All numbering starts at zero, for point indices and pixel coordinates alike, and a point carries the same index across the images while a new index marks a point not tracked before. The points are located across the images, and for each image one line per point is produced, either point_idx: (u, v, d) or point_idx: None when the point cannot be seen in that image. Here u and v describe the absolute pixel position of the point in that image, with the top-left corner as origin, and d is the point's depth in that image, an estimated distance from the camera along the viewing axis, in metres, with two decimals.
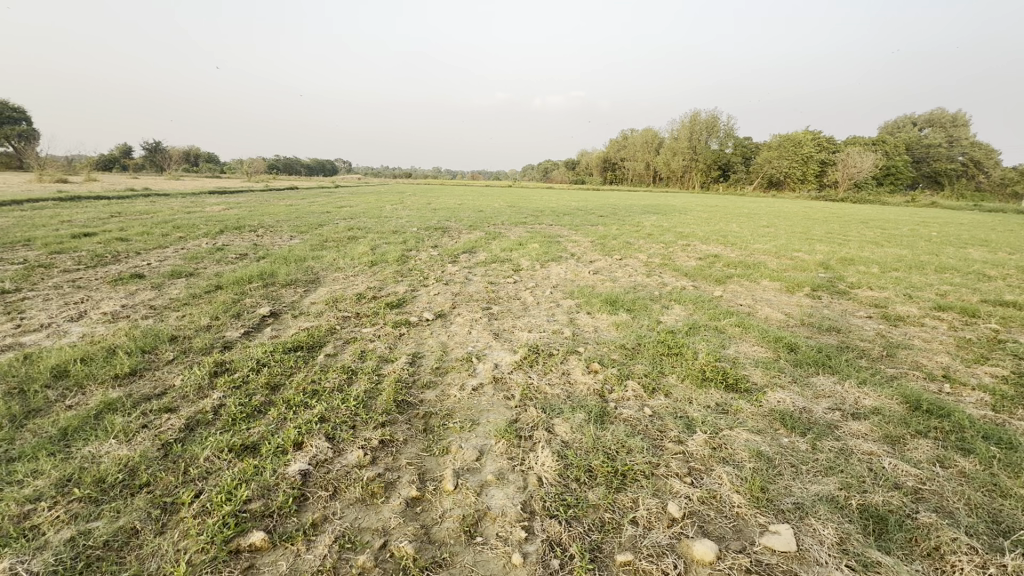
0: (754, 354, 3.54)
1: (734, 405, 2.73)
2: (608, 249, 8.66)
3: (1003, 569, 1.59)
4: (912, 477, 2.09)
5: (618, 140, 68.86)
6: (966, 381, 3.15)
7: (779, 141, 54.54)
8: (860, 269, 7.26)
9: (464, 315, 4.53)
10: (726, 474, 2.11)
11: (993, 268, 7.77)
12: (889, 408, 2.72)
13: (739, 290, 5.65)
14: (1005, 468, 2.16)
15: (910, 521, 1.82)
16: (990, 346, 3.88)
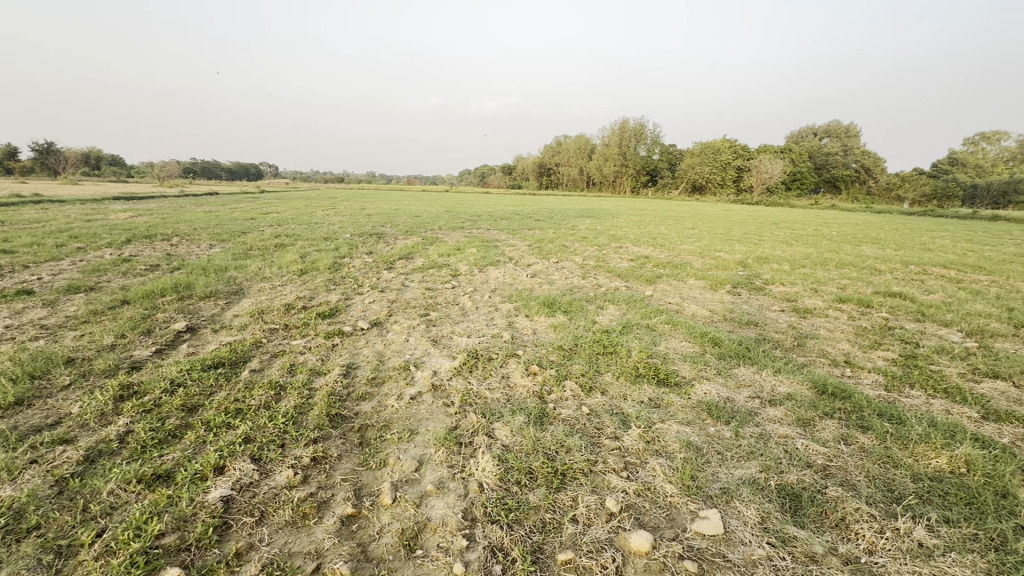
0: (682, 350, 3.74)
1: (666, 399, 2.87)
2: (545, 252, 8.83)
3: (896, 532, 1.78)
4: (822, 455, 2.29)
5: (553, 145, 70.54)
6: (863, 365, 3.51)
7: (701, 149, 58.25)
8: (773, 266, 7.89)
9: (401, 323, 4.43)
10: (660, 465, 2.21)
11: (883, 263, 8.73)
12: (800, 393, 2.97)
13: (667, 289, 5.95)
14: (897, 441, 2.42)
15: (820, 496, 1.99)
16: (882, 332, 4.34)
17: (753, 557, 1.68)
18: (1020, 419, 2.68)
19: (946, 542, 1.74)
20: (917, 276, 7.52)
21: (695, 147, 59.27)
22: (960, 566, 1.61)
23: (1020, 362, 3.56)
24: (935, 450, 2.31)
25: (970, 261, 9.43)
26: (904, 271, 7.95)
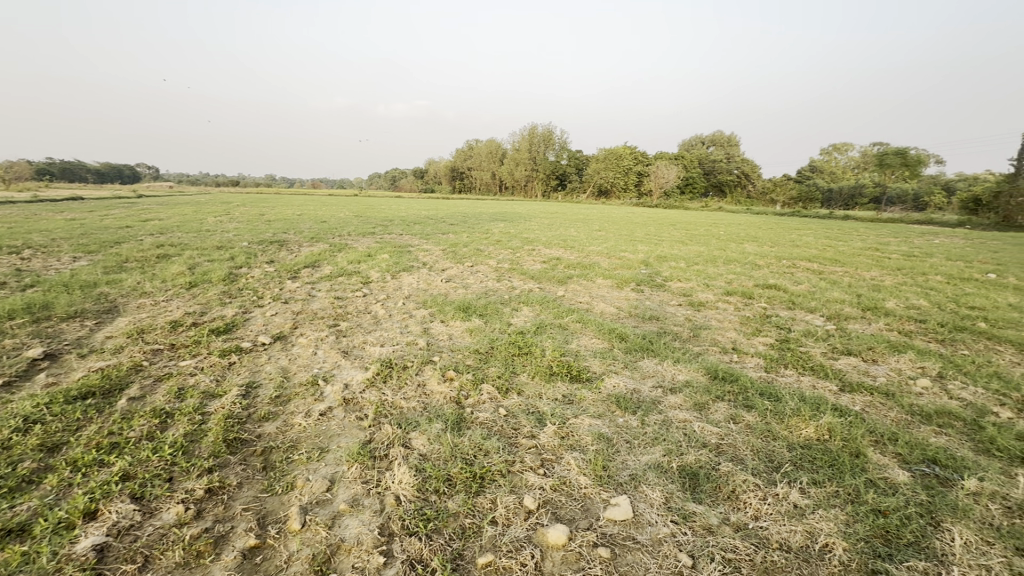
0: (592, 346, 3.92)
1: (578, 395, 2.99)
2: (460, 256, 8.81)
3: (776, 497, 2.01)
4: (715, 435, 2.52)
5: (465, 149, 70.59)
6: (747, 350, 3.93)
7: (605, 155, 61.60)
8: (672, 264, 8.55)
9: (308, 335, 4.18)
10: (574, 459, 2.29)
11: (761, 259, 9.84)
12: (696, 380, 3.25)
13: (578, 289, 6.20)
14: (775, 416, 2.74)
15: (715, 472, 2.19)
16: (762, 320, 4.88)
17: (659, 536, 1.81)
18: (868, 389, 3.16)
19: (815, 501, 1.99)
20: (788, 269, 8.57)
21: (600, 152, 62.53)
22: (825, 520, 1.86)
23: (867, 340, 4.19)
24: (804, 421, 2.64)
25: (828, 255, 10.94)
26: (778, 265, 9.01)
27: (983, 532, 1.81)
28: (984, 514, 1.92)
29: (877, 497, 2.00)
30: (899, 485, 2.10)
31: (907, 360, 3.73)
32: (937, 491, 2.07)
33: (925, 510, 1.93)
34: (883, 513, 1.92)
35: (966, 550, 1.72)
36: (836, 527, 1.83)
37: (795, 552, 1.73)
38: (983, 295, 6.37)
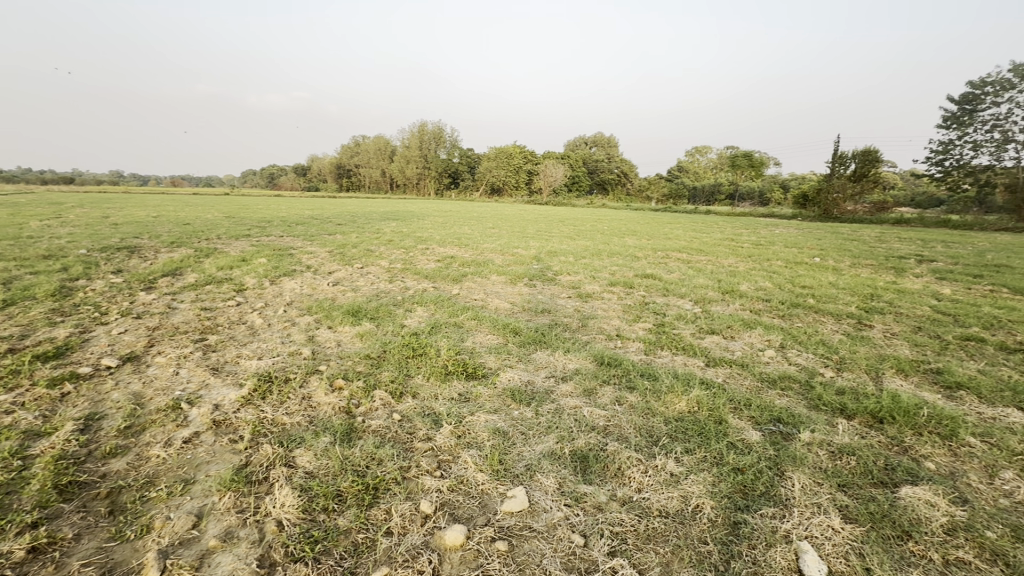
0: (488, 342, 3.96)
1: (475, 392, 3.00)
2: (348, 258, 8.36)
3: (656, 468, 2.20)
4: (603, 418, 2.68)
5: (351, 145, 67.16)
6: (629, 336, 4.25)
7: (496, 154, 62.67)
8: (561, 259, 8.95)
9: (168, 353, 3.67)
10: (471, 456, 2.29)
11: (639, 251, 10.73)
12: (585, 367, 3.44)
13: (473, 287, 6.23)
14: (654, 394, 3.00)
15: (603, 453, 2.33)
16: (642, 308, 5.31)
17: (553, 520, 1.88)
18: (728, 362, 3.59)
19: (688, 468, 2.21)
20: (662, 259, 9.44)
21: (491, 151, 63.47)
22: (696, 484, 2.07)
23: (726, 319, 4.76)
24: (678, 396, 2.92)
25: (694, 245, 12.26)
26: (654, 256, 9.87)
27: (815, 475, 2.15)
28: (815, 459, 2.28)
29: (736, 457, 2.28)
30: (753, 444, 2.41)
31: (757, 335, 4.31)
32: (781, 445, 2.41)
33: (772, 463, 2.25)
34: (742, 470, 2.19)
35: (803, 493, 2.03)
36: (705, 489, 2.04)
37: (672, 516, 1.90)
38: (811, 276, 7.59)
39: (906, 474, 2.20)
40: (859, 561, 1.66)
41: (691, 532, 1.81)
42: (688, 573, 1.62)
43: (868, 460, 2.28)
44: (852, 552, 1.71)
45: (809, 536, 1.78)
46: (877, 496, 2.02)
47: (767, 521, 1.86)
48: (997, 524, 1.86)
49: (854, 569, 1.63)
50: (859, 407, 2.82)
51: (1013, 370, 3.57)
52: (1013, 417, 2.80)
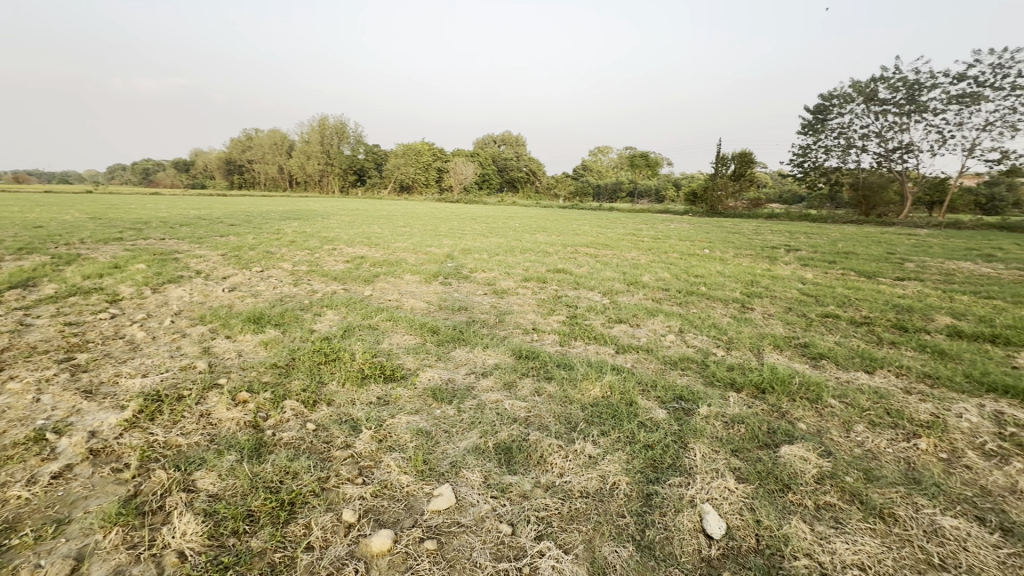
0: (405, 343, 3.88)
1: (394, 394, 2.93)
2: (245, 261, 7.70)
3: (576, 452, 2.31)
4: (524, 409, 2.75)
5: (242, 138, 61.71)
6: (545, 329, 4.39)
7: (404, 150, 61.13)
8: (475, 256, 8.98)
9: (23, 377, 3.12)
10: (394, 460, 2.24)
11: (549, 246, 11.09)
12: (504, 362, 3.50)
13: (387, 287, 6.04)
14: (571, 382, 3.13)
15: (525, 443, 2.40)
16: (556, 301, 5.51)
17: (481, 513, 1.90)
18: (635, 348, 3.85)
19: (605, 449, 2.35)
20: (571, 254, 9.84)
21: (398, 148, 61.80)
22: (613, 463, 2.21)
23: (632, 309, 5.10)
24: (593, 383, 3.08)
25: (599, 240, 12.96)
26: (564, 251, 10.26)
27: (713, 444, 2.39)
28: (712, 430, 2.53)
29: (646, 435, 2.46)
30: (661, 422, 2.62)
31: (659, 322, 4.67)
32: (684, 420, 2.64)
33: (678, 437, 2.46)
34: (652, 446, 2.37)
35: (704, 461, 2.25)
36: (621, 467, 2.19)
37: (593, 495, 2.01)
38: (702, 266, 8.36)
39: (784, 435, 2.52)
40: (751, 515, 1.88)
41: (610, 508, 1.93)
42: (609, 547, 1.73)
43: (755, 426, 2.58)
44: (746, 508, 1.93)
45: (710, 498, 1.98)
46: (763, 457, 2.29)
47: (676, 489, 2.03)
48: (853, 470, 2.20)
49: (747, 523, 1.85)
50: (746, 380, 3.17)
51: (860, 340, 4.23)
52: (861, 379, 3.33)
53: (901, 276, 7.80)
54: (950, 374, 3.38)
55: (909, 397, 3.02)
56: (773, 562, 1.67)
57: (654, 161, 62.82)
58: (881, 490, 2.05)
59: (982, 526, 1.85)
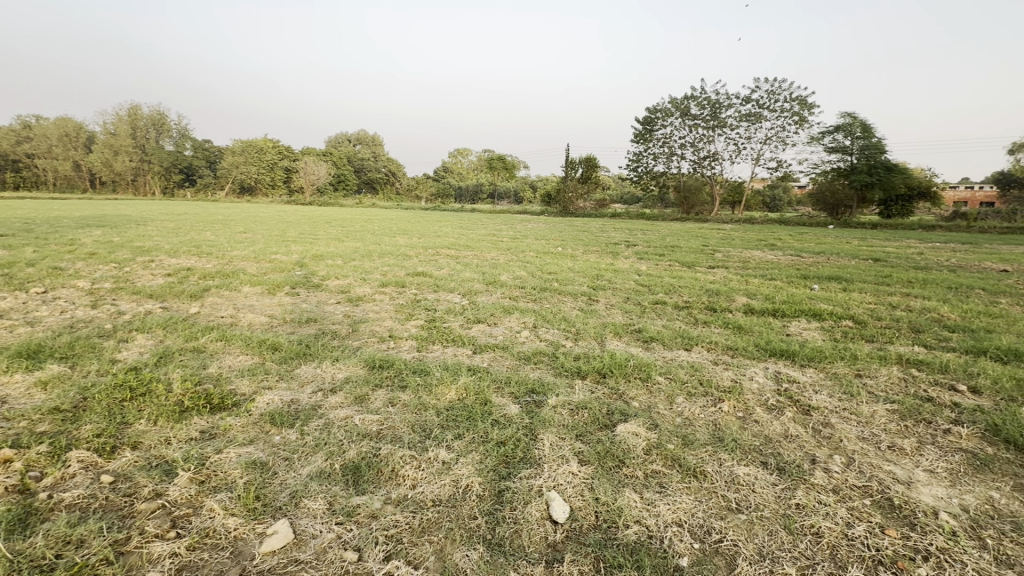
0: (239, 364, 3.45)
1: (222, 425, 2.57)
2: (18, 280, 6.13)
3: (429, 460, 2.27)
4: (376, 422, 2.63)
5: (13, 126, 49.21)
6: (403, 335, 4.27)
7: (243, 147, 54.78)
8: (328, 263, 8.39)
9: None
10: (219, 502, 1.96)
11: (409, 249, 10.86)
12: (356, 374, 3.31)
13: (219, 302, 5.32)
14: (427, 388, 3.08)
15: (375, 459, 2.29)
16: (414, 306, 5.40)
17: (324, 543, 1.76)
18: (492, 347, 3.94)
19: (458, 452, 2.35)
20: (431, 256, 9.78)
21: (236, 144, 55.17)
22: (466, 466, 2.22)
23: (489, 308, 5.22)
24: (449, 386, 3.08)
25: (460, 241, 13.10)
26: (425, 254, 10.13)
27: (560, 432, 2.56)
28: (559, 419, 2.70)
29: (499, 432, 2.53)
30: (514, 417, 2.72)
31: (515, 319, 4.86)
32: (535, 412, 2.78)
33: (528, 430, 2.57)
34: (504, 442, 2.45)
35: (551, 450, 2.38)
36: (474, 468, 2.21)
37: (446, 502, 2.00)
38: (555, 263, 8.95)
39: (620, 414, 2.79)
40: (591, 494, 2.05)
41: (462, 513, 1.94)
42: (460, 552, 1.73)
43: (596, 410, 2.82)
44: (587, 488, 2.09)
45: (556, 485, 2.11)
46: (603, 438, 2.51)
47: (525, 482, 2.12)
48: (673, 437, 2.53)
49: (587, 502, 2.00)
50: (590, 368, 3.46)
51: (681, 322, 4.90)
52: (682, 356, 3.86)
53: (712, 265, 9.25)
54: (745, 345, 4.10)
55: (717, 368, 3.58)
56: (609, 534, 1.84)
57: (512, 163, 65.66)
58: (694, 452, 2.39)
59: (764, 469, 2.27)
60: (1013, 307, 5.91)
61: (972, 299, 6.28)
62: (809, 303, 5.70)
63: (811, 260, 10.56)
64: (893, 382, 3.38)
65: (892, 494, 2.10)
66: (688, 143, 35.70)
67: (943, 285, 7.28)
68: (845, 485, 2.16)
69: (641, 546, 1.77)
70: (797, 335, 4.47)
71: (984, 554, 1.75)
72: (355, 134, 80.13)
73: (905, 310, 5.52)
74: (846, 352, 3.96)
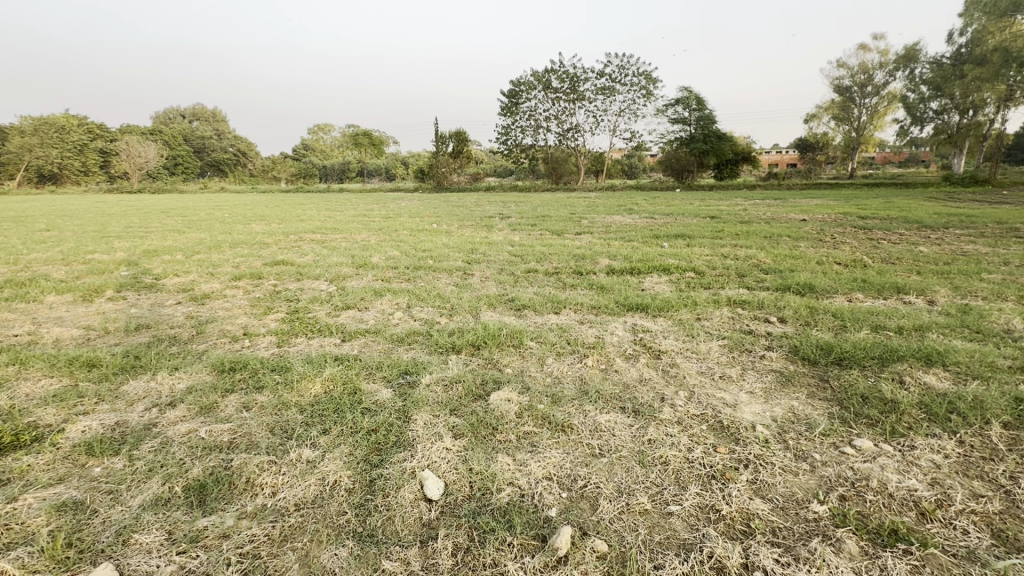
0: (42, 390, 2.84)
1: (17, 467, 2.10)
2: None
3: (291, 463, 2.11)
4: (226, 432, 2.36)
5: None
6: (260, 331, 3.87)
7: (36, 126, 44.51)
8: (164, 258, 7.26)
9: None
10: (14, 561, 1.61)
11: (268, 237, 9.86)
12: (201, 382, 2.92)
13: (12, 319, 4.31)
14: (287, 386, 2.84)
15: (226, 473, 2.06)
16: (274, 298, 4.92)
17: None
18: (363, 333, 3.77)
19: (324, 449, 2.21)
20: (294, 243, 8.99)
21: (25, 123, 44.68)
22: (333, 461, 2.11)
23: (359, 293, 4.95)
24: (314, 380, 2.88)
25: (328, 224, 12.26)
26: (286, 240, 9.28)
27: (434, 411, 2.54)
28: (433, 397, 2.69)
29: (369, 420, 2.44)
30: (387, 402, 2.63)
31: (387, 301, 4.69)
32: (408, 394, 2.73)
33: (401, 414, 2.51)
34: (375, 430, 2.36)
35: (425, 429, 2.36)
36: (342, 462, 2.10)
37: (311, 503, 1.88)
38: (430, 240, 8.79)
39: (494, 383, 2.87)
40: (465, 466, 2.07)
41: (329, 511, 1.84)
42: (327, 552, 1.65)
43: (470, 382, 2.86)
44: (461, 460, 2.12)
45: (430, 463, 2.10)
46: (476, 408, 2.56)
47: (398, 466, 2.08)
48: (544, 397, 2.67)
49: (461, 475, 2.03)
50: (464, 341, 3.48)
51: (551, 288, 5.14)
52: (551, 319, 4.07)
53: (578, 232, 9.84)
54: (607, 303, 4.45)
55: (583, 327, 3.84)
56: (483, 501, 1.88)
57: (380, 138, 62.50)
58: (562, 408, 2.55)
59: (623, 413, 2.50)
60: (809, 249, 7.23)
61: (782, 245, 7.54)
62: (659, 259, 6.36)
63: (662, 221, 11.75)
64: (724, 321, 3.94)
65: (722, 417, 2.46)
66: (553, 115, 37.07)
67: (761, 235, 8.62)
68: (687, 416, 2.47)
69: (513, 506, 1.85)
70: (650, 289, 4.97)
71: (787, 454, 2.15)
72: (190, 110, 69.72)
73: (734, 258, 6.43)
74: (689, 300, 4.50)
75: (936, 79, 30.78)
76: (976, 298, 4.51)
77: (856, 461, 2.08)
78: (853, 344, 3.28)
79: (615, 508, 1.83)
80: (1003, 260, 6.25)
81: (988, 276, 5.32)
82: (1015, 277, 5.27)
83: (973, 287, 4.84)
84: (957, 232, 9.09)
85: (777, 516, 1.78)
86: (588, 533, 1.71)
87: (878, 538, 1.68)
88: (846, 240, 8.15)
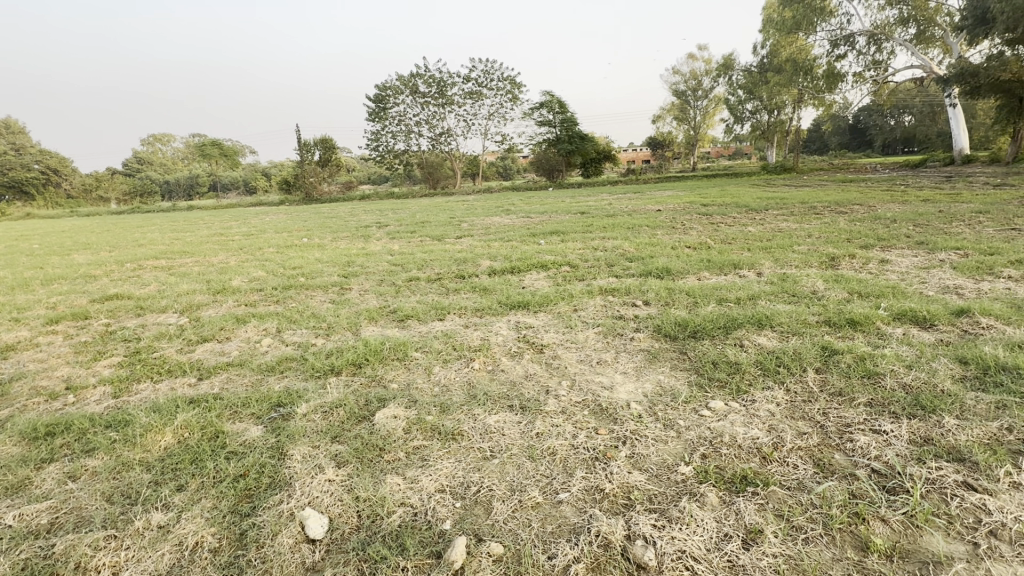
0: None
1: None
2: None
3: (136, 533, 1.80)
4: (45, 512, 1.94)
5: None
6: (88, 382, 3.25)
7: None
8: None
9: None
10: None
11: (96, 268, 8.36)
12: (5, 458, 2.37)
13: None
14: (127, 442, 2.42)
15: (45, 563, 1.69)
16: (106, 340, 4.17)
17: None
18: (224, 367, 3.36)
19: (180, 508, 1.93)
20: (131, 272, 7.74)
21: None
22: (193, 519, 1.84)
23: (217, 322, 4.41)
24: (164, 430, 2.49)
25: (176, 248, 10.78)
26: (120, 271, 7.93)
27: (313, 442, 2.35)
28: (311, 426, 2.49)
29: (237, 465, 2.18)
30: (257, 441, 2.38)
31: (253, 328, 4.24)
32: (282, 428, 2.49)
33: (275, 451, 2.28)
34: (244, 474, 2.12)
35: (303, 463, 2.18)
36: (204, 518, 1.85)
37: None
38: (300, 256, 8.16)
39: (378, 401, 2.74)
40: (350, 495, 1.95)
41: None
42: None
43: (352, 405, 2.70)
44: (345, 490, 1.99)
45: (310, 500, 1.94)
46: (361, 431, 2.42)
47: (273, 510, 1.89)
48: (432, 408, 2.62)
49: (347, 505, 1.90)
50: (344, 361, 3.29)
51: (434, 294, 5.08)
52: (436, 327, 4.01)
53: (458, 235, 9.87)
54: (490, 304, 4.51)
55: (467, 331, 3.85)
56: (374, 529, 1.79)
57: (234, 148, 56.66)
58: (451, 416, 2.52)
59: (511, 412, 2.55)
60: (664, 236, 8.05)
61: (643, 234, 8.30)
62: (537, 257, 6.61)
63: (537, 220, 12.26)
64: (598, 310, 4.23)
65: (601, 400, 2.63)
66: (423, 120, 36.75)
67: (625, 226, 9.43)
68: (570, 405, 2.60)
69: (406, 527, 1.79)
70: (530, 286, 5.15)
71: (657, 425, 2.37)
72: None
73: (603, 250, 6.92)
74: (565, 293, 4.75)
75: (749, 84, 36.34)
76: (792, 267, 5.41)
77: (712, 421, 2.36)
78: (703, 317, 3.73)
79: (508, 507, 1.86)
80: (808, 233, 7.58)
81: (798, 248, 6.40)
82: (817, 247, 6.43)
83: (788, 259, 5.79)
84: (774, 213, 10.81)
85: (653, 485, 1.95)
86: (483, 539, 1.71)
87: (733, 485, 1.92)
88: (693, 225, 9.25)
